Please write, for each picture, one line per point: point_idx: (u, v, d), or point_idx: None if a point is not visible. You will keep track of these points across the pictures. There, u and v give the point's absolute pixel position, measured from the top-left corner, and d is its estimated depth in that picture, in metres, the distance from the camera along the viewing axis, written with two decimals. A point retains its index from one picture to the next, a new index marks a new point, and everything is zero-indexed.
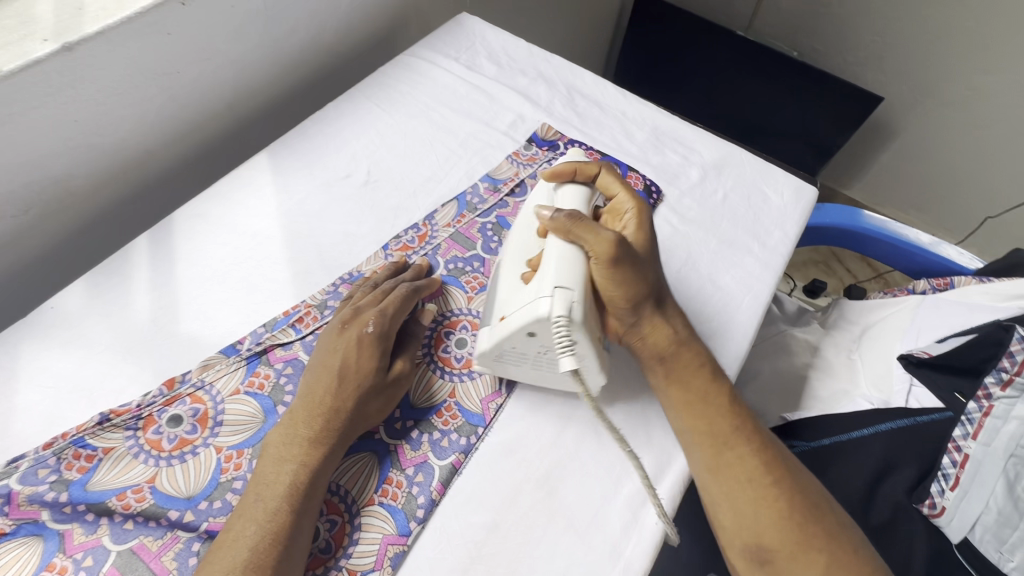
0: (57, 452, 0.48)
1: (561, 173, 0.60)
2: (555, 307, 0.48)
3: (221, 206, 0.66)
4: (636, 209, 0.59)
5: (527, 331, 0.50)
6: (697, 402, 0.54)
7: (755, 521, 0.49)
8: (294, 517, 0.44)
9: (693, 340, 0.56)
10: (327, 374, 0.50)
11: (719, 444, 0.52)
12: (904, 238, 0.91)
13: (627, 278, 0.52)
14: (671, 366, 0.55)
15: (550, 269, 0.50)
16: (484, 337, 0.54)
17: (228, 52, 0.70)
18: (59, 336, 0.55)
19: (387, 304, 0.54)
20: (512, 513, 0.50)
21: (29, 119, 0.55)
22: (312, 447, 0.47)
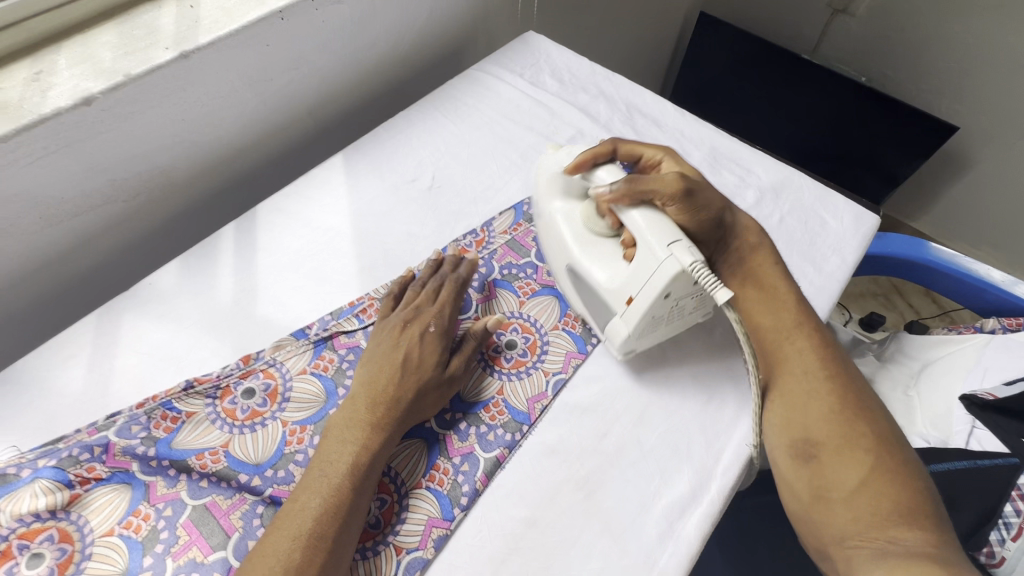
0: (148, 412, 0.53)
1: (582, 163, 0.65)
2: (682, 259, 0.51)
3: (299, 202, 0.72)
4: (669, 154, 0.68)
5: (664, 293, 0.53)
6: (766, 297, 0.60)
7: (806, 415, 0.52)
8: (354, 496, 0.47)
9: (766, 236, 0.64)
10: (392, 367, 0.54)
11: (782, 339, 0.57)
12: (974, 273, 0.87)
13: (705, 200, 0.58)
14: (750, 267, 0.62)
15: (648, 235, 0.54)
16: (618, 327, 0.57)
17: (314, 62, 0.76)
18: (154, 310, 0.61)
19: (443, 304, 0.59)
20: (551, 511, 0.51)
21: (146, 117, 0.63)
22: (372, 432, 0.50)
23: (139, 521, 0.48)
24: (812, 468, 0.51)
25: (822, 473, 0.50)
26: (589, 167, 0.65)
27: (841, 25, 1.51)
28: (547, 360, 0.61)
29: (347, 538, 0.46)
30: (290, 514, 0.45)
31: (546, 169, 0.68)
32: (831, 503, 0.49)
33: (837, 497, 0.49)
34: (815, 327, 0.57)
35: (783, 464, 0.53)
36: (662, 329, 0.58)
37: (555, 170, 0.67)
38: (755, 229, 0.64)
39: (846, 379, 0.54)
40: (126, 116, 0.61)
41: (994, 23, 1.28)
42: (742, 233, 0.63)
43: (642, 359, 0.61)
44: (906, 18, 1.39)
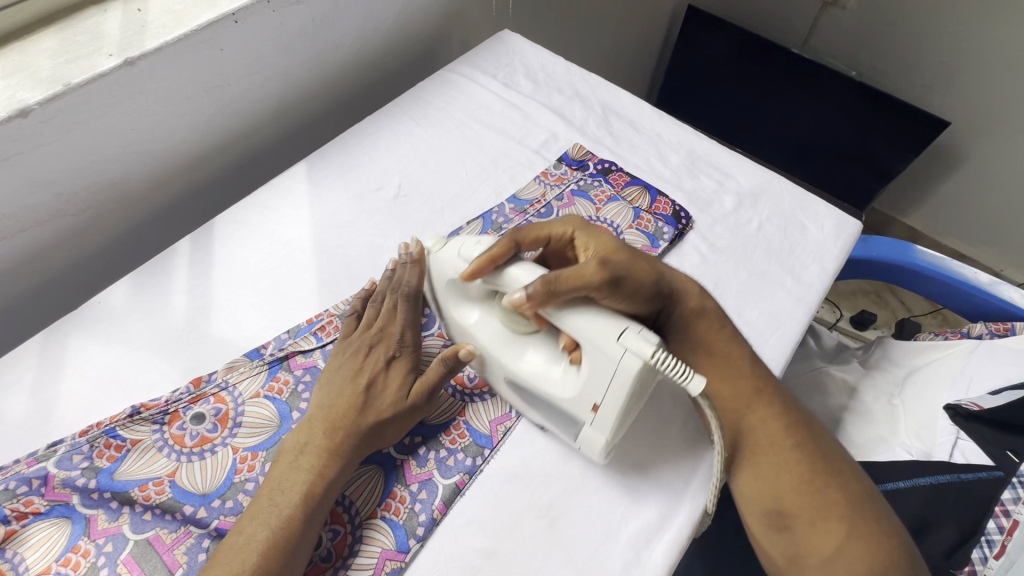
0: (91, 440, 0.51)
1: (479, 271, 0.50)
2: (641, 353, 0.44)
3: (259, 213, 0.69)
4: (579, 225, 0.57)
5: (631, 391, 0.46)
6: (720, 365, 0.56)
7: (776, 487, 0.52)
8: (302, 528, 0.45)
9: (708, 298, 0.59)
10: (348, 397, 0.51)
11: (744, 408, 0.55)
12: (960, 276, 0.85)
13: (632, 286, 0.53)
14: (697, 336, 0.57)
15: (592, 334, 0.45)
16: (591, 435, 0.49)
17: (275, 65, 0.73)
18: (103, 330, 0.59)
19: (407, 327, 0.56)
20: (512, 541, 0.49)
21: (92, 128, 0.60)
22: (327, 460, 0.48)
23: (77, 558, 0.46)
24: (787, 537, 0.51)
25: (798, 541, 0.50)
26: (491, 273, 0.51)
27: (831, 17, 1.47)
28: None
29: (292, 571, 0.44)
30: (241, 540, 0.44)
31: (450, 279, 0.53)
32: (806, 568, 0.50)
33: (814, 564, 0.49)
34: (773, 394, 0.55)
35: (757, 532, 0.52)
36: (633, 416, 0.50)
37: (450, 276, 0.53)
38: (696, 292, 0.58)
39: (811, 445, 0.53)
40: (69, 127, 0.58)
41: (986, 15, 1.25)
42: (685, 296, 0.57)
43: None
44: (897, 10, 1.36)
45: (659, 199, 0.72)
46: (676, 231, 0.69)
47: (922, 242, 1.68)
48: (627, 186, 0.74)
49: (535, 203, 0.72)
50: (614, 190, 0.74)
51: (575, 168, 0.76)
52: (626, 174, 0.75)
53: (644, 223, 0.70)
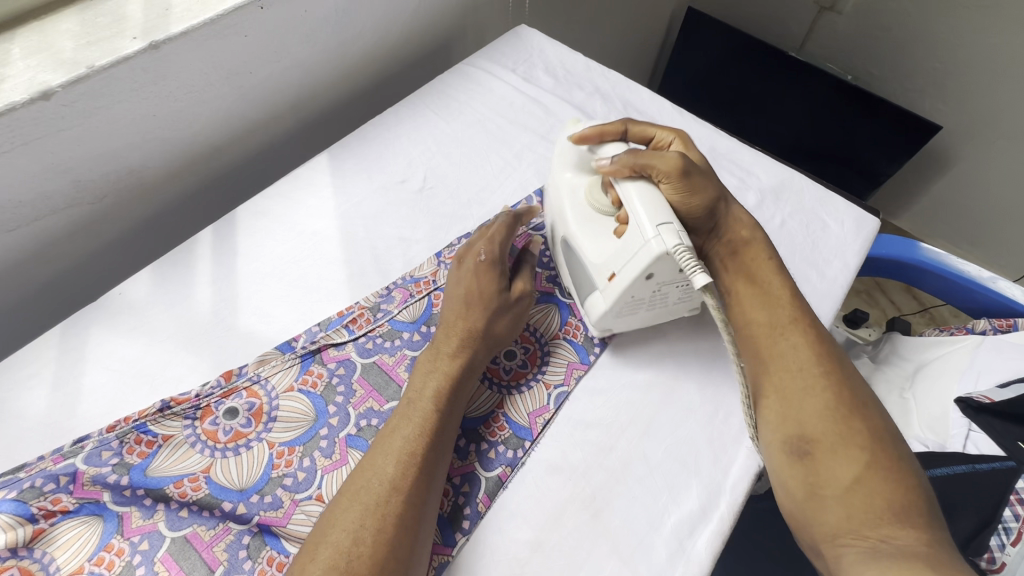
0: (120, 436, 0.49)
1: (589, 135, 0.62)
2: (667, 241, 0.50)
3: (282, 204, 0.67)
4: (679, 137, 0.65)
5: (645, 274, 0.52)
6: (758, 292, 0.58)
7: (800, 409, 0.50)
8: (441, 424, 0.48)
9: (759, 230, 0.62)
10: (457, 301, 0.56)
11: (776, 333, 0.55)
12: (965, 274, 0.88)
13: (699, 184, 0.58)
14: (742, 261, 0.61)
15: (643, 212, 0.53)
16: (596, 300, 0.56)
17: (296, 54, 0.72)
18: (126, 322, 0.57)
19: (494, 234, 0.60)
20: (557, 533, 0.49)
21: (112, 113, 0.58)
22: (428, 419, 0.48)
23: (111, 557, 0.44)
24: (806, 465, 0.49)
25: (816, 469, 0.48)
26: (596, 142, 0.62)
27: (828, 22, 1.50)
28: (549, 372, 0.58)
29: (428, 491, 0.45)
30: (361, 485, 0.44)
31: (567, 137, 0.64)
32: (824, 500, 0.47)
33: (831, 494, 0.47)
34: (811, 323, 0.55)
35: (775, 460, 0.50)
36: (642, 312, 0.57)
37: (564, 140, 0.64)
38: (748, 223, 0.62)
39: (843, 376, 0.52)
40: (89, 112, 0.56)
41: (978, 23, 1.29)
42: (734, 226, 0.62)
43: (647, 369, 0.59)
44: (892, 17, 1.40)
45: None
46: None
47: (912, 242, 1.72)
48: None
49: None
50: None
51: None
52: None
53: None
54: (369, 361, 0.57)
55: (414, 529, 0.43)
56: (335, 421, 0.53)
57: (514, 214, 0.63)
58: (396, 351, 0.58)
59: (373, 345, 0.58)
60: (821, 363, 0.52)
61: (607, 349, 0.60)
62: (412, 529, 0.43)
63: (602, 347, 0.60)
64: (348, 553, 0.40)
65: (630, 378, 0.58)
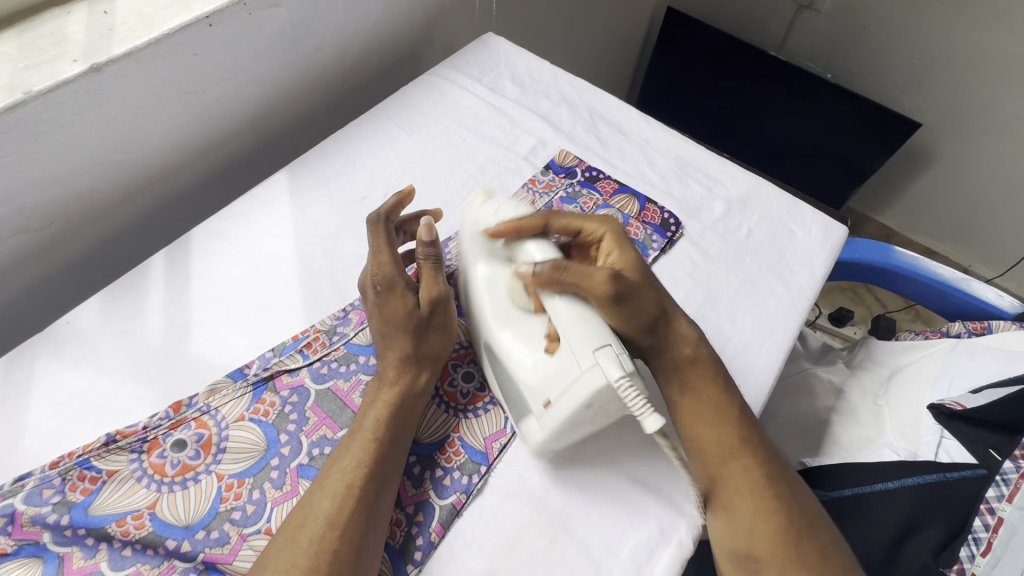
0: (62, 473, 0.48)
1: (504, 232, 0.56)
2: (609, 372, 0.45)
3: (238, 225, 0.66)
4: (612, 230, 0.58)
5: (585, 405, 0.46)
6: (703, 407, 0.54)
7: (749, 531, 0.49)
8: (384, 451, 0.48)
9: (703, 344, 0.56)
10: (376, 336, 0.54)
11: (726, 454, 0.52)
12: (939, 277, 0.87)
13: (638, 306, 0.52)
14: (686, 377, 0.55)
15: (575, 336, 0.47)
16: (531, 427, 0.51)
17: (252, 70, 0.70)
18: (74, 353, 0.56)
19: (377, 254, 0.55)
20: (513, 562, 0.48)
21: (55, 137, 0.56)
22: (368, 446, 0.47)
23: None
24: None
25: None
26: (512, 240, 0.57)
27: (806, 21, 1.50)
28: None
29: (368, 523, 0.44)
30: (298, 522, 0.43)
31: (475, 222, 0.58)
32: None
33: None
34: (758, 442, 0.53)
35: (724, 572, 0.50)
36: (580, 433, 0.51)
37: (477, 226, 0.58)
38: (691, 339, 0.56)
39: (792, 496, 0.51)
40: (30, 138, 0.54)
41: (954, 19, 1.28)
42: (677, 343, 0.56)
43: None
44: (870, 14, 1.39)
45: (648, 205, 0.72)
46: (666, 239, 0.69)
47: (896, 239, 1.72)
48: (616, 193, 0.73)
49: None
50: (603, 199, 0.73)
51: (562, 175, 0.75)
52: (614, 182, 0.74)
53: (633, 230, 0.69)
54: (324, 387, 0.56)
55: (353, 566, 0.42)
56: (287, 450, 0.52)
57: (384, 218, 0.58)
58: (351, 375, 0.57)
59: (327, 370, 0.57)
60: (772, 485, 0.51)
61: None
62: (351, 564, 0.42)
63: None
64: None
65: None
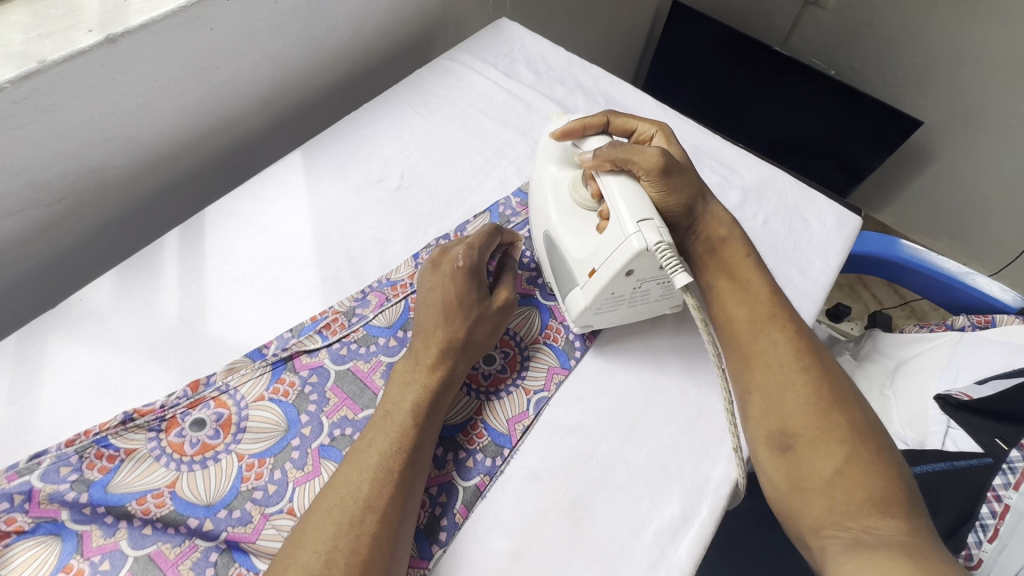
0: (79, 451, 0.47)
1: (572, 130, 0.61)
2: (647, 238, 0.48)
3: (252, 204, 0.65)
4: (662, 130, 0.64)
5: (626, 270, 0.51)
6: (738, 289, 0.57)
7: (782, 405, 0.50)
8: (419, 437, 0.47)
9: (735, 227, 0.61)
10: (433, 309, 0.53)
11: (756, 329, 0.54)
12: (944, 270, 0.88)
13: (680, 183, 0.57)
14: (720, 257, 0.60)
15: (623, 208, 0.51)
16: (577, 297, 0.55)
17: (267, 47, 0.69)
18: (87, 330, 0.54)
19: (473, 240, 0.57)
20: (537, 543, 0.48)
21: (68, 110, 0.54)
22: (406, 431, 0.47)
23: None
24: (789, 459, 0.49)
25: (800, 464, 0.48)
26: (579, 137, 0.62)
27: (812, 16, 1.50)
28: (529, 378, 0.57)
29: (403, 510, 0.44)
30: (335, 505, 0.43)
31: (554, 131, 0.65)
32: (808, 492, 0.47)
33: (813, 487, 0.47)
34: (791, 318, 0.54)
35: (761, 456, 0.51)
36: (624, 308, 0.56)
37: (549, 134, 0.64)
38: (724, 220, 0.61)
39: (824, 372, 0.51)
40: (43, 109, 0.53)
41: (959, 18, 1.30)
42: (713, 223, 0.61)
43: (629, 372, 0.58)
44: (876, 12, 1.40)
45: None
46: None
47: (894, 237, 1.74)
48: None
49: None
50: None
51: None
52: None
53: None
54: (344, 368, 0.55)
55: (390, 550, 0.42)
56: (307, 431, 0.51)
57: (501, 228, 0.60)
58: (371, 357, 0.56)
59: (347, 351, 0.56)
60: (801, 358, 0.52)
61: (588, 352, 0.59)
62: (387, 549, 0.42)
63: (583, 350, 0.59)
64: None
65: (611, 383, 0.57)
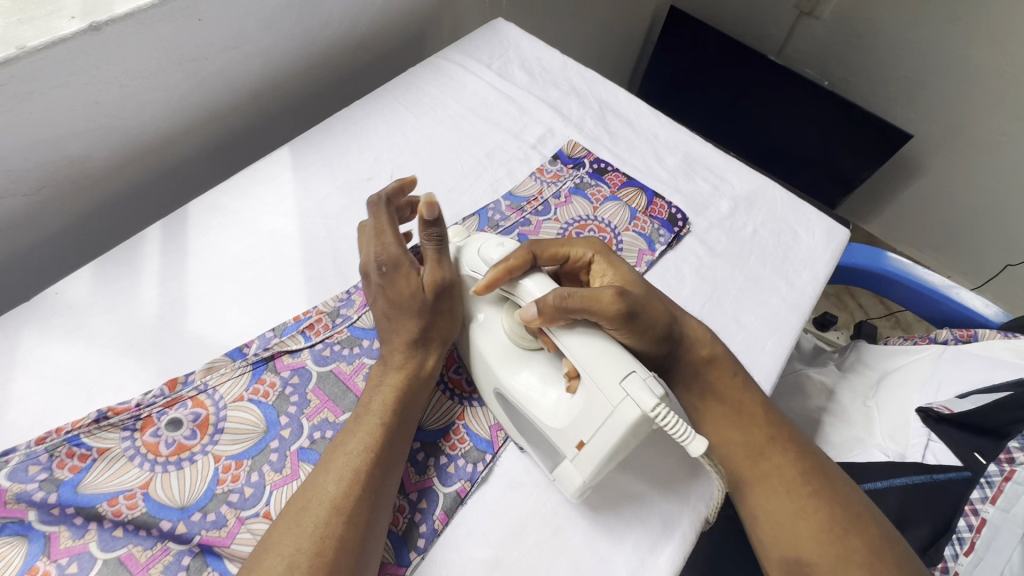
0: (50, 449, 0.46)
1: (498, 278, 0.50)
2: (641, 402, 0.42)
3: (238, 200, 0.64)
4: (600, 251, 0.56)
5: (621, 440, 0.44)
6: (731, 412, 0.55)
7: (792, 532, 0.49)
8: (389, 435, 0.47)
9: (719, 344, 0.57)
10: (382, 318, 0.53)
11: (755, 454, 0.53)
12: (929, 284, 0.90)
13: (647, 323, 0.51)
14: (710, 385, 0.56)
15: (598, 369, 0.44)
16: (568, 472, 0.47)
17: (258, 41, 0.68)
18: (62, 325, 0.53)
19: (382, 237, 0.53)
20: (516, 551, 0.47)
21: (48, 98, 0.53)
22: (376, 432, 0.46)
23: None
24: None
25: None
26: (507, 282, 0.51)
27: (806, 27, 1.51)
28: None
29: (372, 510, 0.43)
30: (302, 506, 0.42)
31: (472, 275, 0.53)
32: None
33: None
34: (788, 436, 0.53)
35: None
36: (618, 461, 0.48)
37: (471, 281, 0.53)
38: (708, 340, 0.56)
39: (831, 491, 0.50)
40: (22, 96, 0.51)
41: (951, 34, 1.31)
42: (696, 345, 0.56)
43: None
44: (869, 24, 1.41)
45: (656, 200, 0.72)
46: (673, 234, 0.69)
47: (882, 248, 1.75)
48: (624, 186, 0.73)
49: (531, 201, 0.70)
50: (611, 190, 0.72)
51: (570, 166, 0.74)
52: (622, 175, 0.74)
53: (640, 224, 0.69)
54: (326, 369, 0.54)
55: (357, 551, 0.41)
56: (287, 433, 0.50)
57: (385, 198, 0.56)
58: (354, 359, 0.55)
59: (330, 352, 0.55)
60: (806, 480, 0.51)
61: None
62: (355, 549, 0.41)
63: None
64: None
65: None
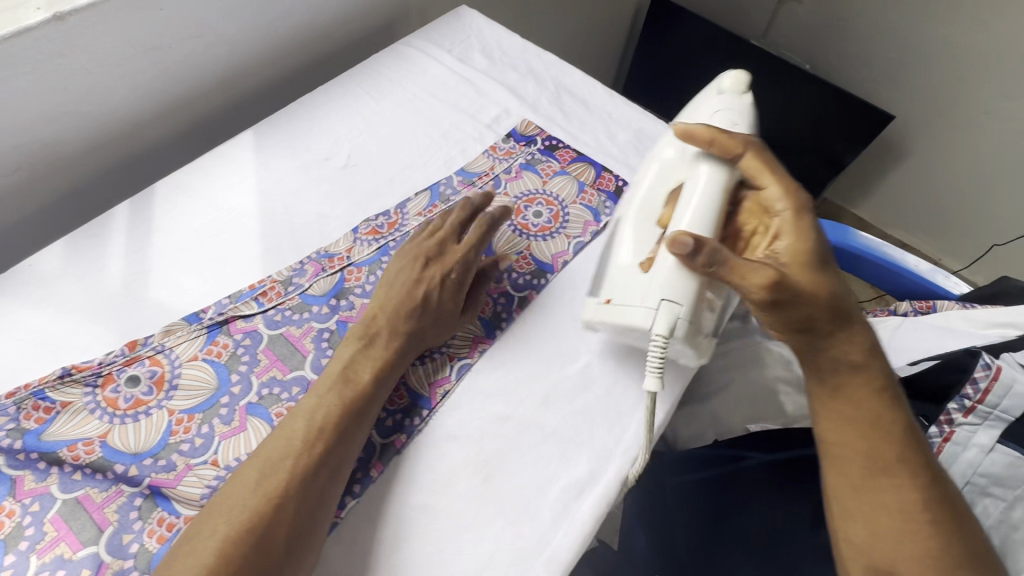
0: (18, 402, 0.50)
1: (695, 135, 0.60)
2: (657, 326, 0.53)
3: (202, 180, 0.68)
4: (793, 205, 0.57)
5: (627, 324, 0.56)
6: (850, 420, 0.54)
7: (889, 545, 0.50)
8: (365, 399, 0.51)
9: (870, 353, 0.55)
10: (405, 282, 0.58)
11: (879, 470, 0.52)
12: (890, 257, 0.91)
13: (793, 310, 0.53)
14: (838, 389, 0.55)
15: (659, 284, 0.54)
16: (586, 303, 0.60)
17: (222, 30, 0.72)
18: (34, 294, 0.57)
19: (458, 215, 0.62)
20: (446, 496, 0.51)
21: (19, 84, 0.57)
22: (351, 393, 0.51)
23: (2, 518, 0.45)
24: None
25: None
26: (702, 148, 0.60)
27: (786, 10, 1.52)
28: (454, 346, 0.59)
29: (344, 459, 0.48)
30: (278, 454, 0.46)
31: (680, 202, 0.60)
32: None
33: None
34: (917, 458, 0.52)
35: None
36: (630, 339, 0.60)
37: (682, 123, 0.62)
38: (862, 347, 0.55)
39: (946, 517, 0.50)
40: None
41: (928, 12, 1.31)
42: (843, 349, 0.55)
43: (552, 343, 0.61)
44: (848, 6, 1.42)
45: (603, 174, 0.74)
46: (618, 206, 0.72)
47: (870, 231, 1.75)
48: (574, 161, 0.75)
49: (483, 176, 0.73)
50: (561, 166, 0.75)
51: (522, 143, 0.77)
52: (572, 151, 0.76)
53: (587, 198, 0.72)
54: (276, 332, 0.58)
55: (326, 494, 0.46)
56: (237, 390, 0.54)
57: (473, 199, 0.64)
58: (304, 323, 0.59)
59: (281, 317, 0.59)
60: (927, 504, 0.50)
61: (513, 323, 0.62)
62: (321, 493, 0.46)
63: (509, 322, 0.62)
64: (253, 513, 0.43)
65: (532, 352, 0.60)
